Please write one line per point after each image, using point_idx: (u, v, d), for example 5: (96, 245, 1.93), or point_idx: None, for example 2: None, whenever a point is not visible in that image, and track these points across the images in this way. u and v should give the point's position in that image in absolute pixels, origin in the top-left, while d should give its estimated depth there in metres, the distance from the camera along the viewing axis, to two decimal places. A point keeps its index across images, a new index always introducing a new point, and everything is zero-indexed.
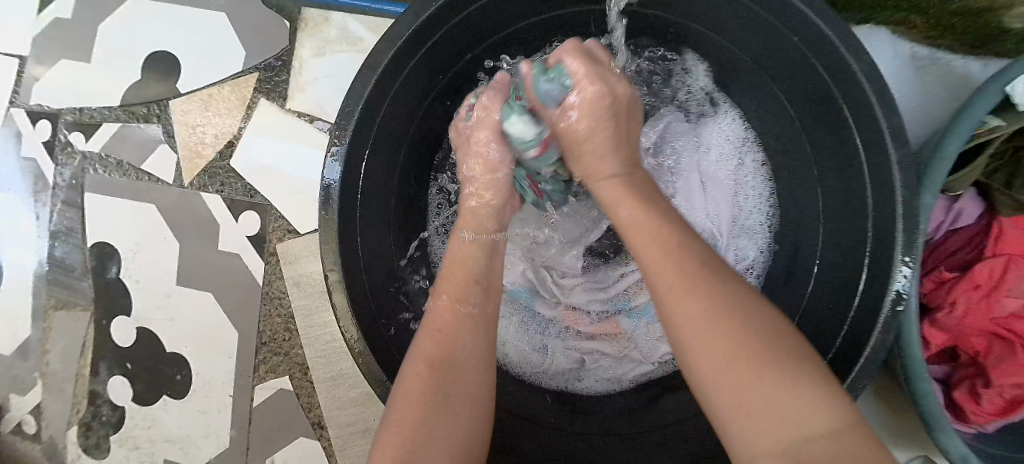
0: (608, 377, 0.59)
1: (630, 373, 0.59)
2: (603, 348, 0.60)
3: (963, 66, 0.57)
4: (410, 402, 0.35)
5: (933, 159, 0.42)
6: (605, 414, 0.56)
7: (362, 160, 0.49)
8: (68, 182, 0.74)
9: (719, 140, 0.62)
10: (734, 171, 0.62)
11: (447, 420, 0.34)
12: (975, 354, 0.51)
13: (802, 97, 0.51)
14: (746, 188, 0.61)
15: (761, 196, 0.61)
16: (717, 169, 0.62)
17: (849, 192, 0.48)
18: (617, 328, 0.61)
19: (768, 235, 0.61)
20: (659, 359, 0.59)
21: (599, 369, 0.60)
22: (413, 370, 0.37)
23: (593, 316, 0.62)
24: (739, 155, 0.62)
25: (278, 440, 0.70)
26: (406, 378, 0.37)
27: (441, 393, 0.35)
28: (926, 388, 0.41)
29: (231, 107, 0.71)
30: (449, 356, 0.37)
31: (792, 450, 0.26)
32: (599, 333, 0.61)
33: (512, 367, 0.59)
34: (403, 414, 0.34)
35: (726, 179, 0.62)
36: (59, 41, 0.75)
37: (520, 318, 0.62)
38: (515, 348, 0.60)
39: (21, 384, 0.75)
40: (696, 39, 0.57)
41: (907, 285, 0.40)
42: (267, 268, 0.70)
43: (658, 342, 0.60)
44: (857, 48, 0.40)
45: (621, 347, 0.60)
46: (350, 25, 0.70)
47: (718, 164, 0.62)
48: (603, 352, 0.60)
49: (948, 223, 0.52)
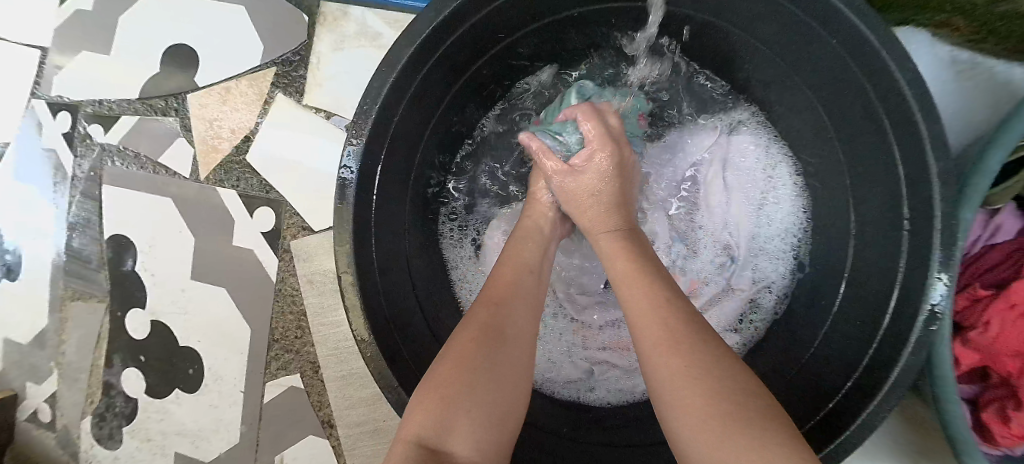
0: (620, 389, 0.58)
1: (641, 385, 0.58)
2: (613, 360, 0.60)
3: (1006, 73, 0.55)
4: (455, 365, 0.34)
5: (973, 172, 0.39)
6: (613, 427, 0.55)
7: (380, 160, 0.48)
8: (87, 173, 0.75)
9: (749, 155, 0.62)
10: (760, 188, 0.61)
11: (486, 392, 0.33)
12: (1007, 375, 0.48)
13: (836, 104, 0.49)
14: (770, 210, 0.60)
15: (792, 220, 0.59)
16: (742, 182, 0.61)
17: (883, 204, 0.46)
18: (630, 340, 0.61)
19: (792, 261, 0.59)
20: None
21: (610, 379, 0.59)
22: (464, 336, 0.37)
23: (608, 331, 0.62)
24: (767, 173, 0.61)
25: (287, 437, 0.70)
26: (454, 344, 0.36)
27: (487, 365, 0.34)
28: (955, 409, 0.39)
29: (248, 101, 0.71)
30: (500, 329, 0.37)
31: None
32: (612, 347, 0.61)
33: None
34: (445, 373, 0.34)
35: (751, 196, 0.61)
36: (80, 33, 0.75)
37: (529, 326, 0.62)
38: None
39: (37, 373, 0.76)
40: (727, 40, 0.55)
41: (942, 301, 0.38)
42: (280, 264, 0.70)
43: None
44: (899, 53, 0.38)
45: (632, 361, 0.60)
46: (369, 21, 0.69)
47: (742, 178, 0.61)
48: (614, 365, 0.60)
49: (983, 238, 0.51)
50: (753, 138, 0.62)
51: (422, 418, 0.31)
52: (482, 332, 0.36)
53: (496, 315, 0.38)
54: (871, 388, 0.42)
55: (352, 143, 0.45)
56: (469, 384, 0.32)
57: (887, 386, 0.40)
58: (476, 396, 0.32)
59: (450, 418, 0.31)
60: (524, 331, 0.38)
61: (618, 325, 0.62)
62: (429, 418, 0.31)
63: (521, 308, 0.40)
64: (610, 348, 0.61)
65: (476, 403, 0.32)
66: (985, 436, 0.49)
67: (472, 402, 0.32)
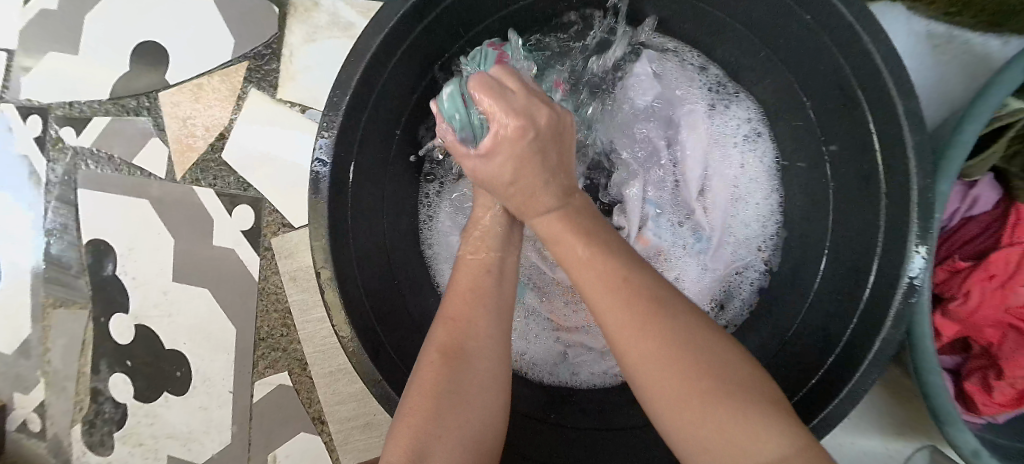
0: (598, 372, 0.57)
1: (615, 368, 0.57)
2: (588, 343, 0.58)
3: (983, 44, 0.54)
4: (423, 403, 0.35)
5: (948, 145, 0.39)
6: (589, 411, 0.54)
7: (353, 154, 0.47)
8: (61, 178, 0.74)
9: (732, 126, 0.58)
10: (737, 181, 0.58)
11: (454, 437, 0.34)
12: (988, 344, 0.50)
13: (811, 77, 0.49)
14: (749, 206, 0.58)
15: (772, 217, 0.58)
16: (725, 163, 0.58)
17: (862, 179, 0.46)
18: (716, 194, 0.58)
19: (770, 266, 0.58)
20: None
21: (588, 361, 0.58)
22: (426, 362, 0.37)
23: (580, 311, 0.59)
24: (748, 146, 0.58)
25: (279, 436, 0.70)
26: (419, 372, 0.37)
27: (450, 398, 0.35)
28: (935, 378, 0.40)
29: (221, 98, 0.70)
30: (462, 347, 0.37)
31: None
32: (585, 327, 0.58)
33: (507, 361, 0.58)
34: (414, 408, 0.34)
35: (731, 177, 0.58)
36: (45, 34, 0.73)
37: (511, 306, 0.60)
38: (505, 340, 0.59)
39: (24, 382, 0.75)
40: (703, 20, 0.54)
41: (920, 272, 0.39)
42: (262, 263, 0.69)
43: None
44: (871, 26, 0.38)
45: (606, 342, 0.58)
46: (341, 11, 0.67)
47: (723, 157, 0.58)
48: (588, 348, 0.58)
49: (964, 209, 0.50)
50: (738, 111, 0.58)
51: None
52: (444, 349, 0.37)
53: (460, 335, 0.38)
54: (852, 361, 0.42)
55: (323, 136, 0.44)
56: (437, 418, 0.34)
57: (869, 357, 0.40)
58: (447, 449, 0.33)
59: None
60: (484, 346, 0.38)
61: (586, 302, 0.59)
62: None
63: (479, 307, 0.40)
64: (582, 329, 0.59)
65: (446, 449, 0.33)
66: (968, 405, 0.49)
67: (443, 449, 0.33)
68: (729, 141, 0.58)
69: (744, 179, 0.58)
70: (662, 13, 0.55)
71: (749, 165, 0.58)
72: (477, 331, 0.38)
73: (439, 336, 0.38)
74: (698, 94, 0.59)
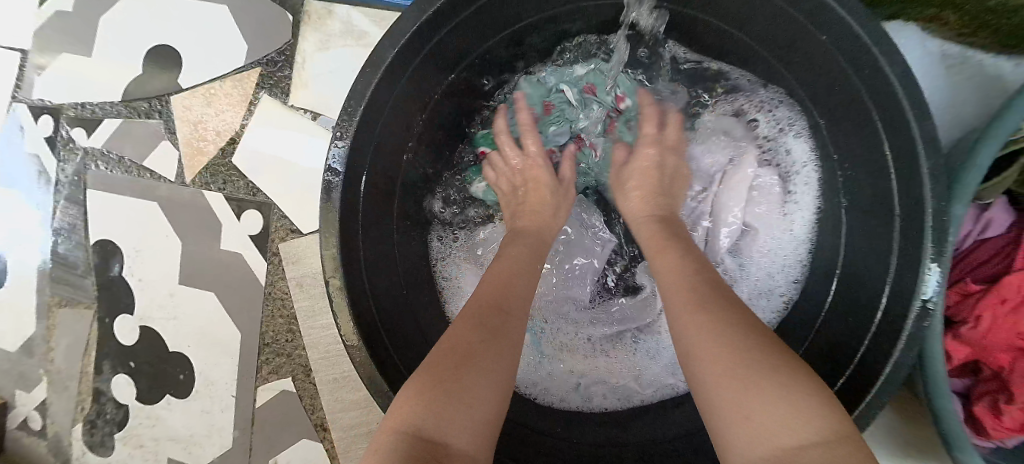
0: (605, 396, 0.57)
1: (623, 395, 0.57)
2: (604, 372, 0.58)
3: (995, 66, 0.54)
4: (447, 358, 0.35)
5: (963, 168, 0.39)
6: (600, 432, 0.54)
7: (366, 164, 0.47)
8: (71, 178, 0.74)
9: (782, 171, 0.57)
10: (776, 226, 0.57)
11: (482, 390, 0.33)
12: (999, 369, 0.49)
13: (826, 98, 0.49)
14: (780, 248, 0.57)
15: (792, 251, 0.56)
16: (768, 206, 0.57)
17: (877, 201, 0.46)
18: (757, 235, 0.58)
19: (785, 294, 0.57)
20: (657, 390, 0.56)
21: (600, 389, 0.58)
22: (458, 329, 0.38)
23: (597, 341, 0.61)
24: (795, 192, 0.56)
25: (281, 442, 0.69)
26: (447, 337, 0.38)
27: (485, 362, 0.35)
28: (947, 403, 0.38)
29: (234, 103, 0.70)
30: (499, 325, 0.39)
31: (788, 455, 0.26)
32: (603, 358, 0.60)
33: (515, 380, 0.57)
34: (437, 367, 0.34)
35: (769, 221, 0.57)
36: (60, 35, 0.74)
37: (529, 341, 0.60)
38: (518, 360, 0.58)
39: (26, 380, 0.75)
40: (718, 37, 0.54)
41: (935, 295, 0.38)
42: (270, 268, 0.69)
43: (664, 376, 0.57)
44: (889, 50, 0.37)
45: (622, 375, 0.58)
46: (354, 19, 0.68)
47: (769, 201, 0.57)
48: (603, 377, 0.58)
49: (976, 231, 0.50)
50: (791, 155, 0.56)
51: (414, 409, 0.31)
52: (479, 319, 0.39)
53: (499, 317, 0.39)
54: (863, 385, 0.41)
55: (337, 145, 0.44)
56: (470, 373, 0.33)
57: (880, 380, 0.40)
58: (474, 400, 0.32)
59: (448, 409, 0.31)
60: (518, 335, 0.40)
61: (607, 339, 0.61)
62: (423, 414, 0.31)
63: (513, 302, 0.42)
64: (601, 360, 0.60)
65: (474, 401, 0.32)
66: (977, 429, 0.49)
67: (472, 399, 0.32)
68: (780, 186, 0.57)
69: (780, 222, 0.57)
70: (678, 29, 0.55)
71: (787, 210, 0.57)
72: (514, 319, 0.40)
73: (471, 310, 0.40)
74: (756, 136, 0.58)
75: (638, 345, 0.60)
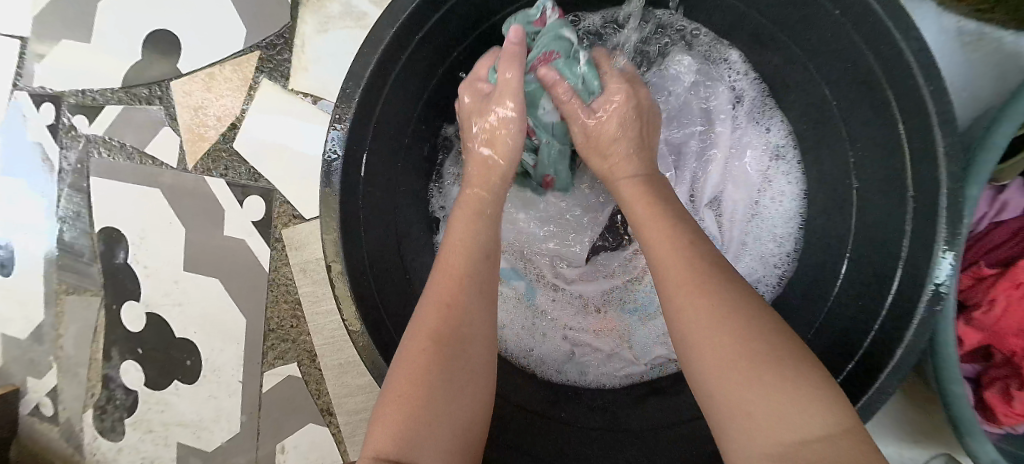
0: (603, 371, 0.57)
1: (619, 369, 0.57)
2: (596, 343, 0.59)
3: (1015, 43, 0.52)
4: (408, 384, 0.33)
5: (980, 148, 0.38)
6: (597, 408, 0.54)
7: (365, 148, 0.47)
8: (74, 166, 0.74)
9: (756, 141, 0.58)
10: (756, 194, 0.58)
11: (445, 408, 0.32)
12: (1011, 354, 0.48)
13: (837, 75, 0.47)
14: (767, 220, 0.58)
15: (788, 226, 0.57)
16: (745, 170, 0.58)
17: (888, 181, 0.45)
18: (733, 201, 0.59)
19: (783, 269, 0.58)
20: (651, 361, 0.57)
21: (594, 360, 0.58)
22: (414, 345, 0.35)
23: (592, 310, 0.60)
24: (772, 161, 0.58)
25: (288, 426, 0.70)
26: (404, 355, 0.35)
27: (445, 375, 0.33)
28: (957, 390, 0.38)
29: (233, 88, 0.69)
30: (454, 330, 0.36)
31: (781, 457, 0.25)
32: (594, 328, 0.59)
33: (510, 348, 0.58)
34: (400, 392, 0.33)
35: (751, 183, 0.58)
36: (58, 22, 0.73)
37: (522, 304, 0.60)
38: (513, 330, 0.59)
39: (37, 367, 0.76)
40: (726, 15, 0.52)
41: (947, 280, 0.37)
42: (273, 254, 0.69)
43: (656, 344, 0.58)
44: (904, 22, 0.36)
45: (614, 344, 0.59)
46: (353, 1, 0.66)
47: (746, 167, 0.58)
48: (596, 348, 0.59)
49: (990, 216, 0.49)
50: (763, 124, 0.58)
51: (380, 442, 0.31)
52: (431, 332, 0.35)
53: (449, 320, 0.36)
54: (872, 368, 0.41)
55: (337, 128, 0.43)
56: (421, 401, 0.32)
57: (889, 366, 0.39)
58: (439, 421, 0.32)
59: (414, 442, 0.30)
60: (478, 327, 0.37)
61: (606, 306, 0.60)
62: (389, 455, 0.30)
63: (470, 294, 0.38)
64: (591, 330, 0.59)
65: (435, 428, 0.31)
66: (988, 415, 0.48)
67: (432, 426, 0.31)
68: (751, 149, 0.58)
69: (765, 196, 0.58)
70: None
71: (774, 184, 0.58)
72: (471, 316, 0.37)
73: (428, 319, 0.36)
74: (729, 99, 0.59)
75: (629, 314, 0.60)
